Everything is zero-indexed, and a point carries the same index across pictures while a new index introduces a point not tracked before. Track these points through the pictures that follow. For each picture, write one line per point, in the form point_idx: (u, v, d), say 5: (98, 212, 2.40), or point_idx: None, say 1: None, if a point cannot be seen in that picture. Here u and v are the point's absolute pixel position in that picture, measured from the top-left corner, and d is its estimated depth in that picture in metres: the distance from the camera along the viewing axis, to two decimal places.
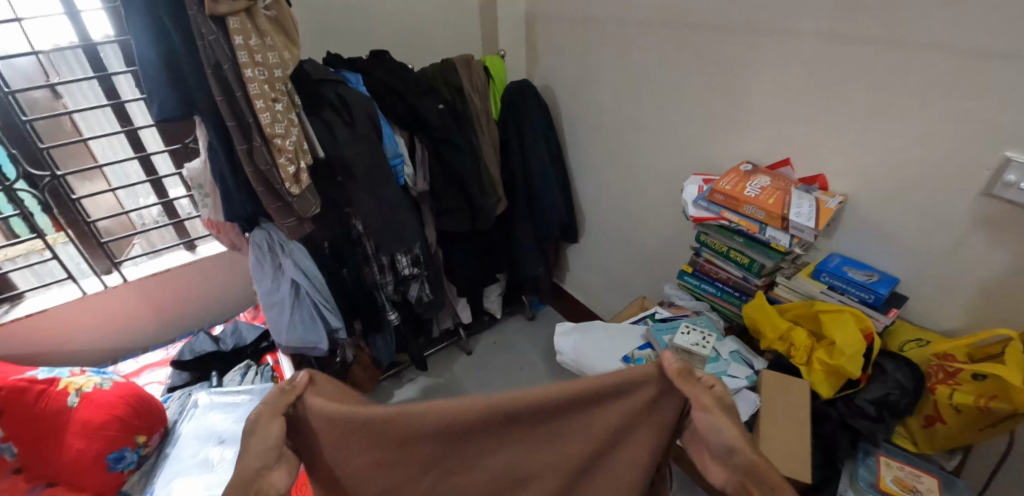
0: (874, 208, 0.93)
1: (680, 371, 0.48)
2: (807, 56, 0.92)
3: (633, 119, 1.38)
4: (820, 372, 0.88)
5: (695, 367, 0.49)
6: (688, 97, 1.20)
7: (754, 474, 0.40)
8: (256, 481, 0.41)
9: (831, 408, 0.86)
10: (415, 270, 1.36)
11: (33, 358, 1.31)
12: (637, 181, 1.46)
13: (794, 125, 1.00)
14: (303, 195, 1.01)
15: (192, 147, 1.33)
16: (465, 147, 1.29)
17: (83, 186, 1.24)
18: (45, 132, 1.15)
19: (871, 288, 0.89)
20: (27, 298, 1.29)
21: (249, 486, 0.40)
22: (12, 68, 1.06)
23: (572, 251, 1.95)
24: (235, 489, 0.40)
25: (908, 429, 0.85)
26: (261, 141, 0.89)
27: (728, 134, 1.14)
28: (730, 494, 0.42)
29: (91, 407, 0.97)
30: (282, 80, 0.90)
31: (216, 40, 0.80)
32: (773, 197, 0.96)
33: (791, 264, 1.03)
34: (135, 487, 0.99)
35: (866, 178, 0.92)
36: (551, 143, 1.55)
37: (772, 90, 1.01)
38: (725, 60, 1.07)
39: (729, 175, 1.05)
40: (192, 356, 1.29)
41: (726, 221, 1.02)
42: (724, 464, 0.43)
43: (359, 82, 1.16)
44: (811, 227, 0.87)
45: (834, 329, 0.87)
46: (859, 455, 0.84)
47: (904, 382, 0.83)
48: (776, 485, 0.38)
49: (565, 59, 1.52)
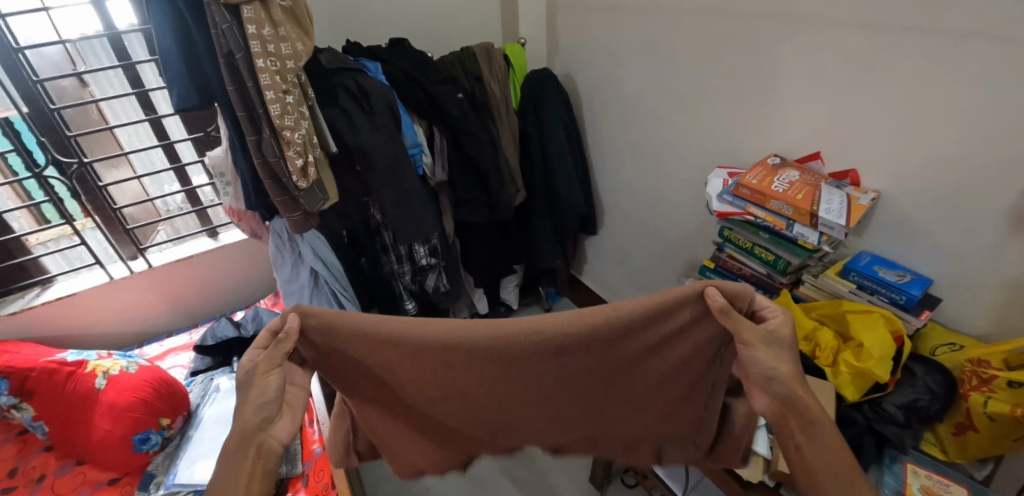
0: (908, 205, 0.89)
1: (722, 309, 0.52)
2: (842, 46, 0.89)
3: (655, 110, 1.35)
4: (846, 374, 0.85)
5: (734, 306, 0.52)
6: (713, 88, 1.16)
7: (795, 407, 0.51)
8: (258, 433, 0.49)
9: (857, 412, 0.83)
10: (432, 259, 1.38)
11: (64, 340, 1.35)
12: (658, 174, 1.43)
13: (826, 118, 0.96)
14: (311, 190, 1.00)
15: (214, 135, 1.34)
16: (485, 137, 1.27)
17: (110, 174, 1.26)
18: (73, 120, 1.16)
19: (902, 289, 0.86)
20: (58, 282, 1.33)
21: (250, 438, 0.48)
22: (41, 57, 1.08)
23: (590, 243, 1.93)
24: (239, 439, 0.47)
25: (937, 436, 0.82)
26: (270, 132, 0.89)
27: (756, 126, 1.10)
28: (768, 416, 0.53)
29: (118, 390, 0.98)
30: (295, 72, 0.86)
31: (228, 29, 0.79)
32: (802, 192, 0.92)
33: (818, 262, 1.01)
34: (160, 468, 1.00)
35: (902, 173, 0.88)
36: (571, 134, 1.53)
37: (804, 81, 0.97)
38: (755, 51, 1.04)
39: (756, 169, 1.02)
40: (214, 341, 1.31)
41: (751, 216, 0.99)
42: (765, 391, 0.54)
43: (379, 69, 1.14)
44: (841, 224, 0.84)
45: (863, 330, 0.85)
46: (885, 461, 0.80)
47: (935, 387, 0.80)
48: (815, 417, 0.49)
49: (587, 48, 1.49)
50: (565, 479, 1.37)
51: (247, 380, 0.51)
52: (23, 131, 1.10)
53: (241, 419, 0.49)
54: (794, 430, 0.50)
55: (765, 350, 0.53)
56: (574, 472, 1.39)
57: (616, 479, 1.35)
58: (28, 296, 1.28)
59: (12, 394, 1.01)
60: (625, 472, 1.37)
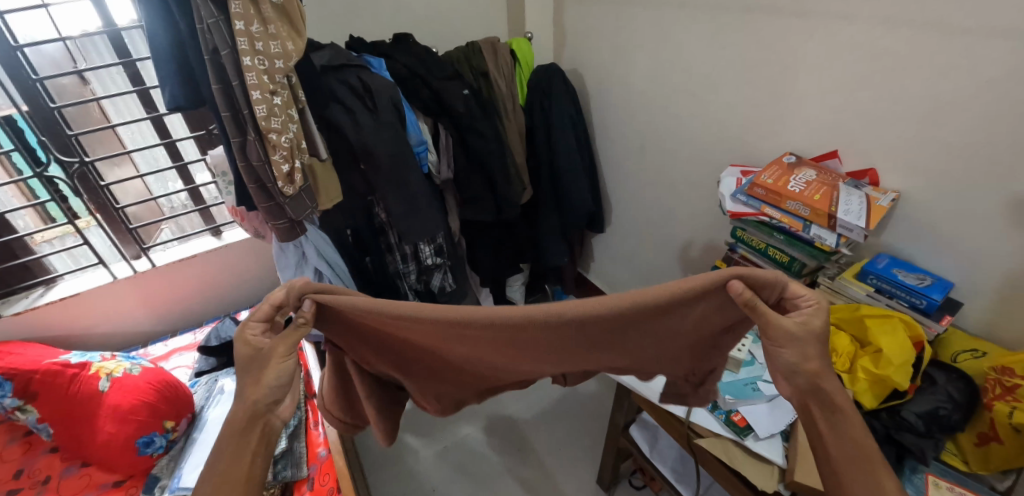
0: (930, 207, 0.86)
1: (748, 302, 0.47)
2: (863, 41, 0.85)
3: (665, 107, 1.32)
4: (863, 380, 0.82)
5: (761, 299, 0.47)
6: (726, 84, 1.13)
7: (825, 401, 0.50)
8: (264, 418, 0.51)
9: (874, 420, 0.81)
10: (438, 259, 1.36)
11: (70, 339, 1.35)
12: (668, 171, 1.40)
13: (844, 116, 0.93)
14: (297, 197, 0.98)
15: (216, 133, 1.33)
16: (491, 134, 1.24)
17: (112, 172, 1.24)
18: (75, 118, 1.15)
19: (924, 293, 0.83)
20: (62, 281, 1.32)
21: (258, 423, 0.50)
22: (41, 55, 1.06)
23: (597, 241, 1.91)
24: (246, 428, 0.49)
25: (958, 446, 0.79)
26: (255, 135, 0.86)
27: (770, 123, 1.07)
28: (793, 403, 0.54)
29: (122, 391, 0.97)
30: (283, 72, 0.84)
31: (215, 24, 0.76)
32: (820, 193, 0.89)
33: (835, 263, 0.98)
34: (164, 470, 1.00)
35: (923, 174, 0.85)
36: (578, 130, 1.50)
37: (820, 78, 0.94)
38: (770, 46, 1.00)
39: (770, 168, 0.99)
40: (218, 342, 1.31)
41: (766, 217, 0.96)
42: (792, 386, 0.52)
43: (383, 66, 1.12)
44: (861, 227, 0.81)
45: (882, 335, 0.81)
46: (904, 472, 0.78)
47: (955, 395, 0.77)
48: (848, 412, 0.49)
49: (595, 43, 1.45)
50: (572, 480, 1.36)
51: (255, 361, 0.52)
52: (24, 129, 1.08)
53: (249, 399, 0.50)
54: (817, 417, 0.51)
55: (793, 347, 0.50)
56: (582, 473, 1.37)
57: (624, 481, 1.34)
58: (33, 295, 1.28)
59: (16, 396, 1.01)
60: (633, 474, 1.35)
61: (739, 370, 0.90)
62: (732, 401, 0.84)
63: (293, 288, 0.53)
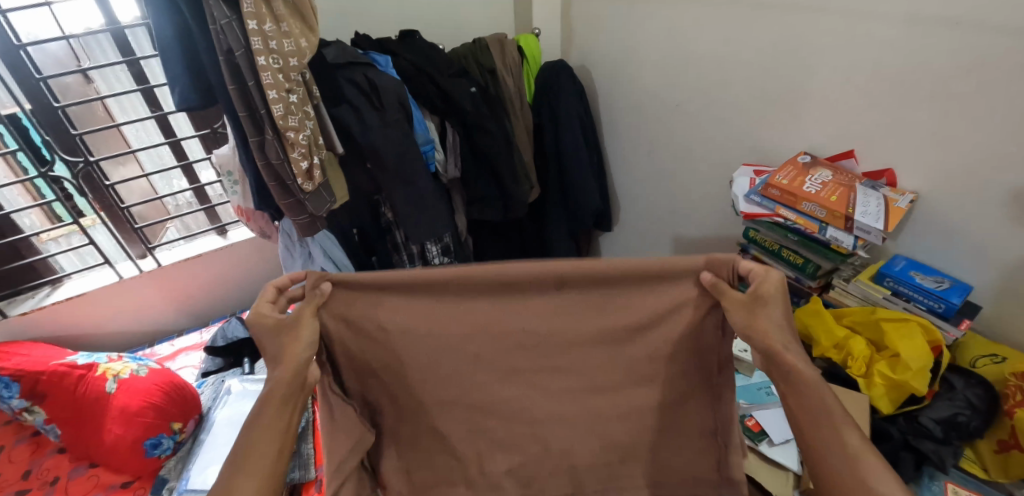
0: (948, 209, 0.84)
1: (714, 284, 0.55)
2: (882, 39, 0.82)
3: (675, 105, 1.30)
4: (881, 386, 0.82)
5: (723, 282, 0.55)
6: (738, 82, 1.10)
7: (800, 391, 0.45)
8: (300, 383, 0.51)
9: (892, 427, 0.81)
10: (446, 259, 1.34)
11: (77, 339, 1.35)
12: (678, 170, 1.38)
13: (861, 115, 0.90)
14: (317, 193, 0.97)
15: (221, 132, 1.31)
16: (498, 133, 1.23)
17: (116, 172, 1.23)
18: (79, 117, 1.14)
19: (942, 296, 0.79)
20: (68, 281, 1.32)
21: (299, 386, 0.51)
22: (44, 54, 1.05)
23: (605, 240, 1.89)
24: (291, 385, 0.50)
25: (977, 453, 0.78)
26: (273, 134, 0.85)
27: (784, 122, 1.04)
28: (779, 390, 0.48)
29: (130, 394, 0.97)
30: (299, 70, 0.83)
31: (228, 24, 0.74)
32: (836, 194, 0.87)
33: (850, 266, 0.96)
34: (172, 472, 1.00)
35: (941, 176, 0.83)
36: (586, 128, 1.48)
37: (836, 76, 0.91)
38: (785, 43, 0.98)
39: (785, 168, 0.97)
40: (224, 342, 1.29)
41: (781, 218, 0.94)
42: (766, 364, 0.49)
43: (389, 63, 1.10)
44: (879, 229, 0.79)
45: (899, 340, 0.80)
46: (923, 479, 0.78)
47: (975, 401, 0.76)
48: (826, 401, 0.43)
49: (603, 39, 1.43)
50: None
51: (282, 329, 0.53)
52: (28, 128, 1.07)
53: (287, 362, 0.51)
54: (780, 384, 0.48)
55: (742, 313, 0.52)
56: None
57: None
58: (39, 296, 1.28)
59: (24, 397, 1.00)
60: None
61: (753, 375, 0.93)
62: (747, 405, 0.86)
63: (315, 275, 0.59)
